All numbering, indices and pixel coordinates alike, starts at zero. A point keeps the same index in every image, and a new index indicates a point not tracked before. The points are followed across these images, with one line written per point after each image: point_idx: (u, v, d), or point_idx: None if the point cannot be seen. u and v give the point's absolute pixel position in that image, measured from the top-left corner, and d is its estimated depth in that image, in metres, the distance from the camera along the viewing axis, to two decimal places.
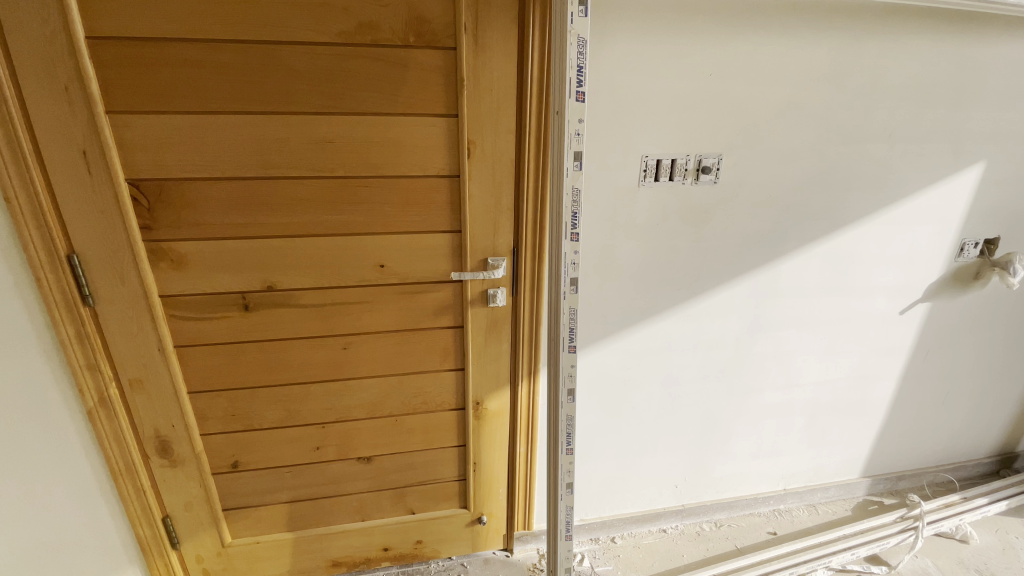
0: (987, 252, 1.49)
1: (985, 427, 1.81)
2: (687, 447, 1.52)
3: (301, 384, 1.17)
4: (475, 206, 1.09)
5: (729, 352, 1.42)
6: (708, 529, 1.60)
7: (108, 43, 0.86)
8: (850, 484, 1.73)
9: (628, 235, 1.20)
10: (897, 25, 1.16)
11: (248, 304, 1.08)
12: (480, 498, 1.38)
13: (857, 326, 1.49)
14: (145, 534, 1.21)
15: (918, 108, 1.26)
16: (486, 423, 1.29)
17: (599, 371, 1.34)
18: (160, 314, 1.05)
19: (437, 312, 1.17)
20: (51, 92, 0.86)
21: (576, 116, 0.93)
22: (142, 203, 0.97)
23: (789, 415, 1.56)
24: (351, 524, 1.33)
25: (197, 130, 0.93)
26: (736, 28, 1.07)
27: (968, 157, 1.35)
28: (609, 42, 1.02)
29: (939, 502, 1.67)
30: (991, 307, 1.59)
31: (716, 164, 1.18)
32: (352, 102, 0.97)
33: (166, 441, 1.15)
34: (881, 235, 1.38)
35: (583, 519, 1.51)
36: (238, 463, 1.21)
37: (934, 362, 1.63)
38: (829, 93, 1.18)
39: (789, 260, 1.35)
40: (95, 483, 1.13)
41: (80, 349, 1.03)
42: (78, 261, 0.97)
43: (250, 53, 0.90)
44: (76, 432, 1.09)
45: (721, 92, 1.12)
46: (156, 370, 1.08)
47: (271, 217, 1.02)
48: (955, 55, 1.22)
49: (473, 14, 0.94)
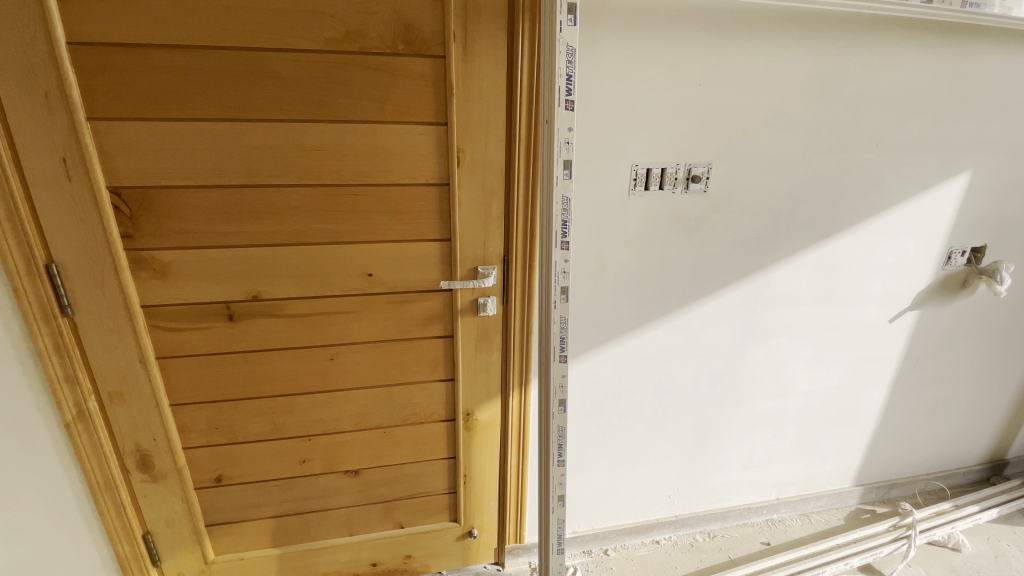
0: (974, 260, 1.50)
1: (975, 435, 1.81)
2: (679, 456, 1.50)
3: (287, 396, 1.15)
4: (465, 215, 1.08)
5: (721, 361, 1.42)
6: (702, 540, 1.59)
7: (92, 49, 0.84)
8: (842, 492, 1.72)
9: (619, 243, 1.20)
10: (882, 37, 1.17)
11: (232, 314, 1.06)
12: (471, 511, 1.36)
13: (847, 334, 1.49)
14: (125, 551, 1.17)
15: (904, 117, 1.27)
16: (476, 434, 1.27)
17: (590, 382, 1.33)
18: (142, 325, 1.02)
19: (427, 322, 1.16)
20: (29, 97, 0.84)
21: (565, 124, 0.92)
22: (125, 211, 0.95)
23: (781, 424, 1.56)
24: (339, 539, 1.30)
25: (182, 137, 0.92)
26: (723, 37, 1.07)
27: (954, 166, 1.37)
28: (598, 51, 1.02)
29: (931, 510, 1.67)
30: (979, 314, 1.60)
31: (706, 173, 1.18)
32: (340, 109, 0.96)
33: (147, 455, 1.12)
34: (870, 243, 1.39)
35: (576, 531, 1.49)
36: (222, 477, 1.18)
37: (923, 370, 1.63)
38: (816, 102, 1.19)
39: (779, 267, 1.35)
40: (73, 500, 1.10)
41: (59, 361, 1.00)
42: (56, 270, 0.95)
43: (237, 60, 0.89)
44: (53, 447, 1.05)
45: (710, 101, 1.12)
46: (137, 382, 1.06)
47: (256, 225, 1.00)
48: (939, 65, 1.24)
49: (462, 23, 0.93)
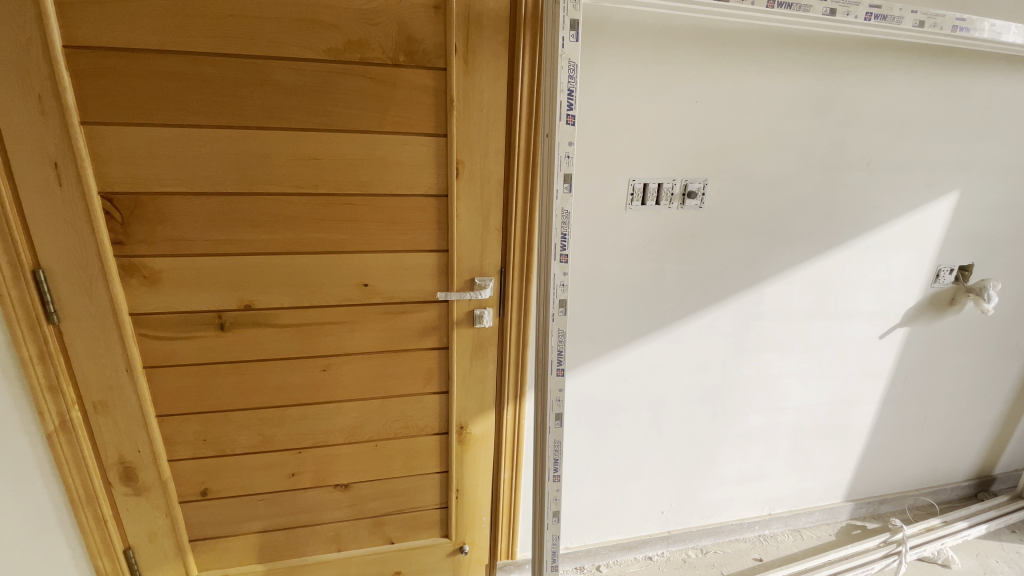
0: (962, 278, 1.53)
1: (963, 450, 1.83)
2: (673, 471, 1.50)
3: (277, 407, 1.12)
4: (463, 226, 1.07)
5: (715, 375, 1.42)
6: (695, 556, 1.57)
7: (88, 53, 0.83)
8: (833, 508, 1.72)
9: (616, 257, 1.20)
10: (874, 59, 1.20)
11: (224, 323, 1.04)
12: (463, 527, 1.33)
13: (839, 350, 1.51)
14: (104, 566, 1.13)
15: (894, 138, 1.30)
16: (470, 448, 1.26)
17: (585, 396, 1.32)
18: (130, 333, 1.00)
19: (422, 333, 1.15)
20: (23, 100, 0.82)
21: (566, 138, 0.94)
22: (116, 217, 0.93)
23: (774, 439, 1.56)
24: (325, 555, 1.27)
25: (177, 143, 0.90)
26: (720, 55, 1.09)
27: (942, 186, 1.39)
28: (597, 66, 1.03)
29: (921, 527, 1.69)
30: (965, 331, 1.62)
31: (702, 189, 1.19)
32: (339, 119, 0.95)
33: (131, 467, 1.08)
34: (862, 261, 1.41)
35: (568, 547, 1.47)
36: (208, 491, 1.15)
37: (912, 386, 1.65)
38: (809, 120, 1.21)
39: (772, 283, 1.36)
40: (53, 512, 1.06)
41: (43, 369, 0.97)
42: (44, 276, 0.92)
43: (236, 67, 0.88)
44: (34, 458, 1.02)
45: (706, 117, 1.13)
46: (123, 391, 1.03)
47: (250, 234, 0.99)
48: (927, 87, 1.27)
49: (464, 35, 0.94)
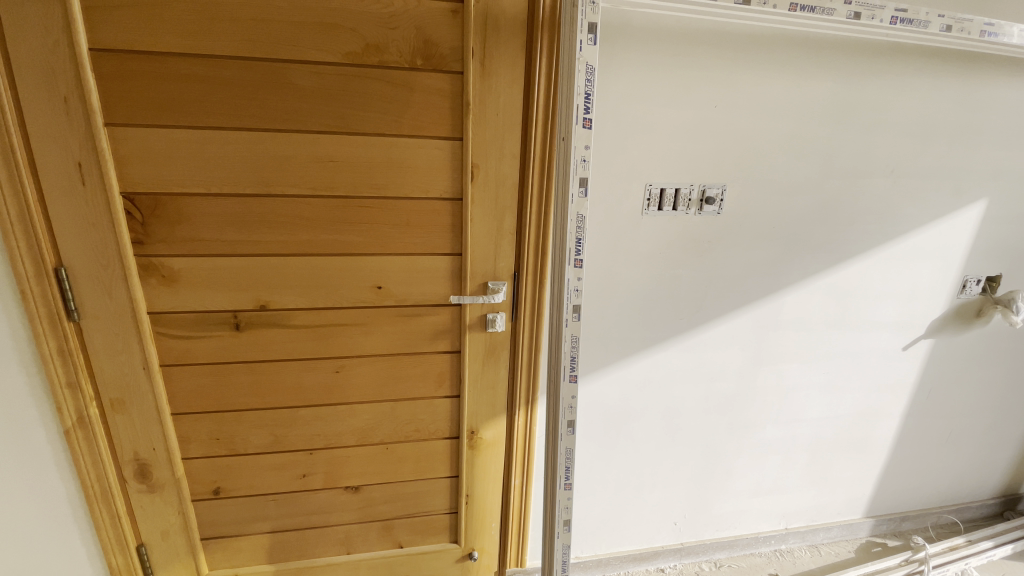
0: (989, 289, 1.49)
1: (989, 467, 1.77)
2: (687, 481, 1.47)
3: (290, 408, 1.13)
4: (478, 229, 1.07)
5: (731, 384, 1.39)
6: (707, 569, 1.54)
7: (114, 56, 0.85)
8: (853, 524, 1.67)
9: (630, 261, 1.19)
10: (899, 63, 1.17)
11: (239, 323, 1.05)
12: (472, 533, 1.32)
13: (859, 361, 1.47)
14: (117, 562, 1.14)
15: (919, 144, 1.27)
16: (481, 453, 1.25)
17: (598, 402, 1.30)
18: (148, 332, 1.01)
19: (435, 336, 1.14)
20: (50, 101, 0.84)
21: (582, 142, 0.93)
22: (137, 217, 0.94)
23: (791, 452, 1.52)
24: (335, 557, 1.27)
25: (197, 144, 0.92)
26: (739, 59, 1.07)
27: (969, 194, 1.35)
28: (615, 69, 1.02)
29: (944, 545, 1.64)
30: (992, 344, 1.57)
31: (720, 195, 1.18)
32: (356, 122, 0.96)
33: (145, 465, 1.09)
34: (884, 269, 1.37)
35: (578, 556, 1.45)
36: (220, 489, 1.16)
37: (936, 400, 1.60)
38: (830, 125, 1.18)
39: (792, 291, 1.33)
40: (69, 506, 1.08)
41: (62, 366, 0.98)
42: (65, 275, 0.94)
43: (256, 69, 0.89)
44: (52, 452, 1.04)
45: (724, 122, 1.12)
46: (140, 389, 1.04)
47: (267, 235, 1.00)
48: (953, 92, 1.23)
49: (481, 39, 0.94)
